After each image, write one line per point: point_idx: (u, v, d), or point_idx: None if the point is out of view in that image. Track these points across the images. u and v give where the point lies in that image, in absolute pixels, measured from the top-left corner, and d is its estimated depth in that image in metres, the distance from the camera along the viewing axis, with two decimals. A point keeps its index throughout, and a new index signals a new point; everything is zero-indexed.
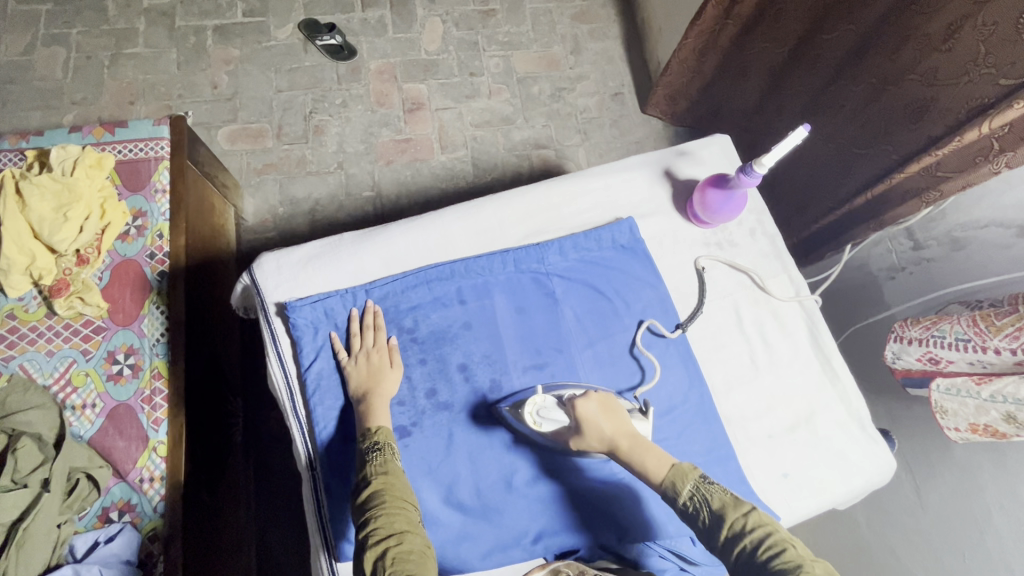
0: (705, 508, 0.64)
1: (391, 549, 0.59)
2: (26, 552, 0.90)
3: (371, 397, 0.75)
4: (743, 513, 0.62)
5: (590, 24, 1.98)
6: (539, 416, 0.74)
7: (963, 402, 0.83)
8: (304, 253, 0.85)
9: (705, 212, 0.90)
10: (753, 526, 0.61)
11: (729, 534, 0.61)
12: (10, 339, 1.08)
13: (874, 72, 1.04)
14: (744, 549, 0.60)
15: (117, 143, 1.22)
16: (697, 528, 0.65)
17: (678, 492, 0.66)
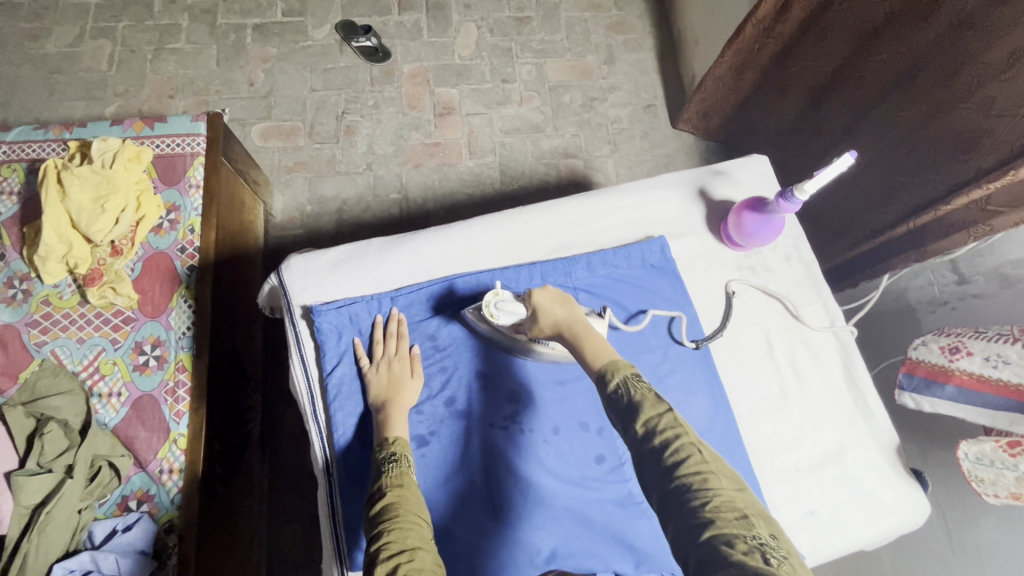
0: (626, 398, 0.60)
1: (403, 565, 0.56)
2: (47, 535, 0.92)
3: (390, 406, 0.75)
4: (658, 412, 0.58)
5: (625, 35, 1.96)
6: (496, 306, 0.78)
7: (1001, 474, 0.75)
8: (332, 257, 0.85)
9: (740, 235, 0.87)
10: (665, 427, 0.57)
11: (645, 430, 0.57)
12: (43, 324, 1.10)
13: (926, 96, 1.00)
14: (654, 450, 0.56)
15: (155, 137, 1.25)
16: (615, 414, 0.61)
17: (608, 379, 0.63)
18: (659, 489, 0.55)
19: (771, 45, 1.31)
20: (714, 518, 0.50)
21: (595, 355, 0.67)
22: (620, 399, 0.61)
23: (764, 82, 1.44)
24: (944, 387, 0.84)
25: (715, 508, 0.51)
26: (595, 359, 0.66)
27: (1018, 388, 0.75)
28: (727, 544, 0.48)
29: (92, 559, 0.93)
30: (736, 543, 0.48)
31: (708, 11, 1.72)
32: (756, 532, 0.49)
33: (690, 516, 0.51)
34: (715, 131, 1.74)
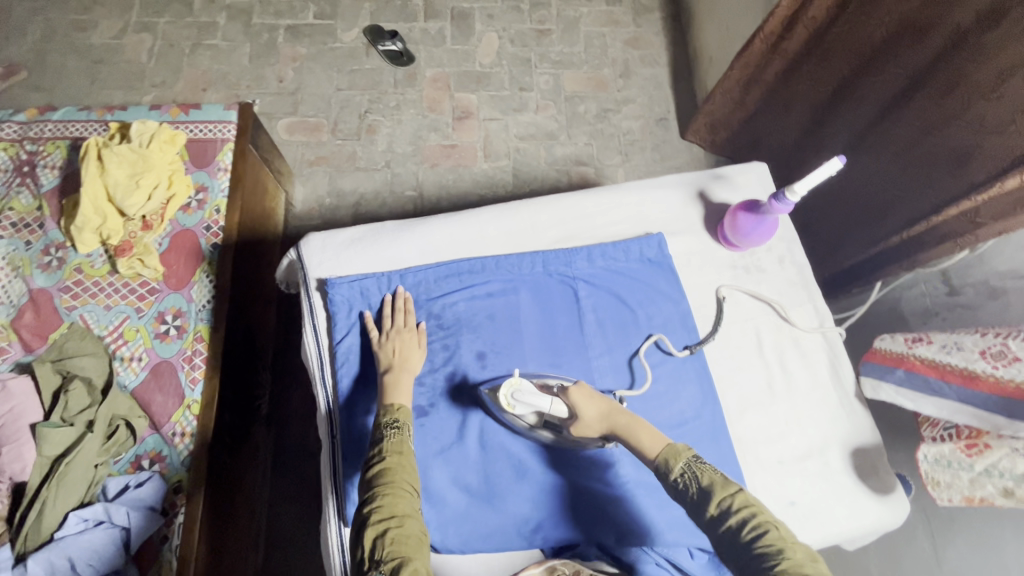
0: (695, 485, 0.66)
1: (391, 530, 0.63)
2: (65, 484, 0.98)
3: (393, 373, 0.79)
4: (730, 492, 0.64)
5: (641, 50, 2.03)
6: (513, 398, 0.77)
7: (956, 476, 0.77)
8: (349, 236, 0.91)
9: (735, 235, 0.91)
10: (739, 507, 0.63)
11: (718, 511, 0.64)
12: (74, 290, 1.17)
13: (915, 116, 1.06)
14: (730, 530, 0.62)
15: (190, 123, 1.33)
16: (684, 502, 0.67)
17: (670, 467, 0.68)
18: (737, 561, 0.62)
19: (780, 61, 1.38)
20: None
21: (652, 443, 0.72)
22: (686, 486, 0.67)
23: (770, 100, 1.50)
24: (895, 371, 0.86)
25: (787, 572, 0.57)
26: (650, 450, 0.71)
27: (965, 372, 0.76)
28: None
29: (105, 510, 0.98)
30: None
31: (722, 31, 1.79)
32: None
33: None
34: (723, 146, 1.79)
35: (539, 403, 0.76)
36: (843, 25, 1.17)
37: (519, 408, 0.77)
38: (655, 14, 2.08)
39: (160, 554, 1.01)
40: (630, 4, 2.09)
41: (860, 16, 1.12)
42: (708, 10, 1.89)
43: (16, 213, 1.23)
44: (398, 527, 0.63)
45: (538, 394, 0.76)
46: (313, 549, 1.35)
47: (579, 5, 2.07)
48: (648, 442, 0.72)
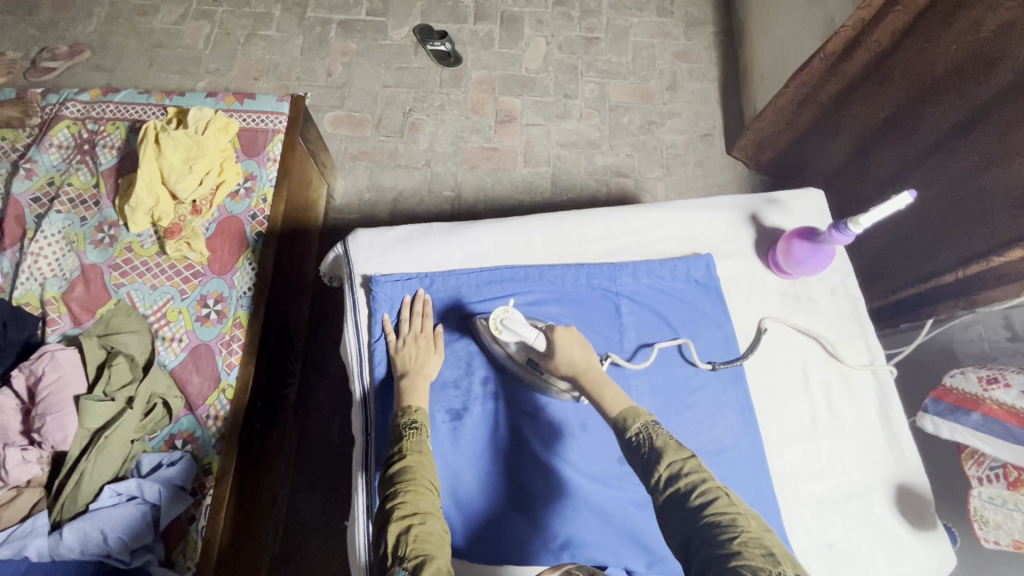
0: (647, 444, 0.65)
1: (414, 526, 0.61)
2: (103, 457, 1.01)
3: (416, 376, 0.79)
4: (683, 456, 0.63)
5: (690, 64, 2.00)
6: (502, 323, 0.79)
7: (1009, 516, 0.81)
8: (396, 235, 0.92)
9: (788, 262, 0.89)
10: (689, 471, 0.61)
11: (668, 472, 0.62)
12: (123, 268, 1.20)
13: (975, 151, 1.02)
14: (678, 493, 0.60)
15: (244, 112, 1.36)
16: (638, 462, 0.65)
17: (628, 425, 0.68)
18: (685, 529, 0.58)
19: (836, 82, 1.35)
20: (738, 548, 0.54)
21: (614, 402, 0.72)
22: (640, 444, 0.65)
23: (823, 122, 1.46)
24: (970, 414, 0.85)
25: (743, 542, 0.54)
26: (613, 407, 0.71)
27: None
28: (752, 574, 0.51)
29: (137, 486, 1.00)
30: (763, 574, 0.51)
31: (775, 49, 1.75)
32: (781, 567, 0.52)
33: (716, 550, 0.54)
34: (768, 165, 1.75)
35: (525, 333, 0.78)
36: (907, 50, 1.14)
37: (505, 334, 0.79)
38: (706, 28, 2.05)
39: (186, 534, 1.02)
40: (682, 17, 2.06)
41: (926, 42, 1.09)
42: (762, 26, 1.85)
43: (74, 189, 1.27)
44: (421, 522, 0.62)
45: (524, 325, 0.78)
46: (329, 541, 1.36)
47: (629, 15, 2.05)
48: (611, 401, 0.72)
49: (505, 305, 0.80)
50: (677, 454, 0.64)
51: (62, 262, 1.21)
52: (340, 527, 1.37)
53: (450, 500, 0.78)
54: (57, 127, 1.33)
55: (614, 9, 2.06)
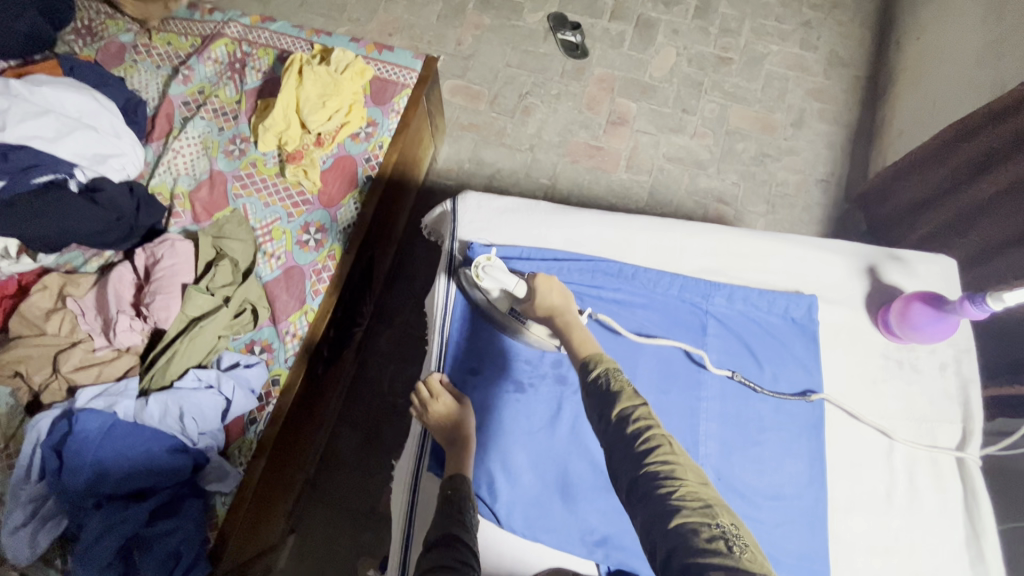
0: (606, 387, 0.65)
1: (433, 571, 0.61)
2: (193, 344, 1.11)
3: (457, 448, 0.79)
4: (635, 402, 0.62)
5: (823, 104, 1.90)
6: (484, 271, 0.83)
7: None
8: (503, 205, 0.95)
9: (901, 324, 0.83)
10: (639, 417, 0.62)
11: (618, 418, 0.62)
12: (245, 181, 1.30)
13: None
14: (628, 439, 0.60)
15: (380, 62, 1.43)
16: (592, 403, 0.66)
17: (590, 368, 0.68)
18: (630, 476, 0.59)
19: (987, 140, 1.21)
20: (687, 513, 0.54)
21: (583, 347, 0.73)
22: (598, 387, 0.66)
23: (949, 187, 1.34)
24: None
25: (683, 497, 0.55)
26: (581, 350, 0.72)
27: None
28: (694, 531, 0.53)
29: (217, 378, 1.10)
30: (701, 530, 0.53)
31: (923, 106, 1.62)
32: (718, 520, 0.54)
33: (661, 506, 0.55)
34: (880, 224, 1.64)
35: (505, 280, 0.82)
36: None
37: (487, 282, 0.84)
38: (849, 70, 1.94)
39: (245, 433, 1.12)
40: (826, 53, 1.96)
41: None
42: (913, 80, 1.73)
43: (219, 101, 1.39)
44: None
45: (506, 273, 0.82)
46: (360, 478, 1.42)
47: (769, 42, 1.97)
48: (578, 346, 0.73)
49: (490, 253, 0.84)
50: (630, 402, 0.64)
51: (195, 163, 1.33)
52: (373, 469, 1.43)
53: (498, 472, 0.80)
54: (216, 43, 1.45)
55: (755, 32, 1.98)
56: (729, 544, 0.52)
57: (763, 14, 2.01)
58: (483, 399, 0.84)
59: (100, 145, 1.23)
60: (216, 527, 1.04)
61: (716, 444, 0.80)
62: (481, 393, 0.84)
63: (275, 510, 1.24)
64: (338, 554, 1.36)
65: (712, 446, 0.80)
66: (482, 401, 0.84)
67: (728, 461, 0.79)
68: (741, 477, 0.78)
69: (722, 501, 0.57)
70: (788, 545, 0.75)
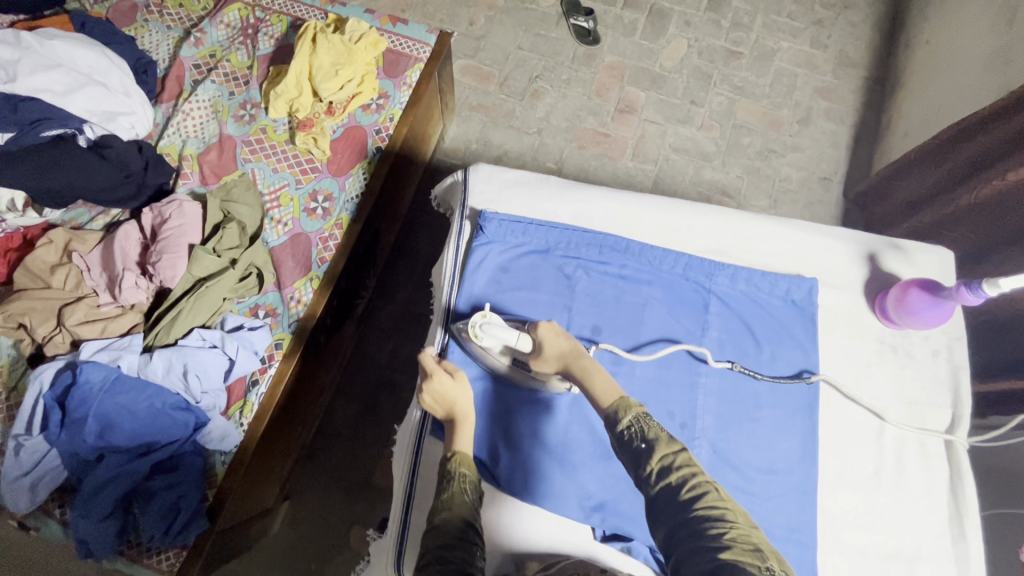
0: (640, 435, 0.68)
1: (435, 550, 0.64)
2: (197, 304, 1.11)
3: (454, 421, 0.79)
4: (674, 450, 0.66)
5: (830, 102, 1.91)
6: (481, 329, 0.81)
7: None
8: (514, 177, 0.96)
9: (898, 310, 0.85)
10: (680, 465, 0.65)
11: (658, 466, 0.65)
12: (254, 146, 1.30)
13: None
14: (669, 485, 0.64)
15: (394, 35, 1.42)
16: (628, 455, 0.68)
17: (619, 418, 0.71)
18: (676, 522, 0.61)
19: (984, 140, 1.22)
20: (735, 552, 0.56)
21: (603, 392, 0.74)
22: (629, 437, 0.69)
23: (945, 186, 1.36)
24: None
25: (732, 537, 0.58)
26: (603, 400, 0.73)
27: None
28: (745, 567, 0.55)
29: (221, 339, 1.11)
30: (753, 568, 0.55)
31: (928, 108, 1.64)
32: (768, 561, 0.56)
33: (708, 544, 0.58)
34: (878, 222, 1.66)
35: (506, 337, 0.80)
36: None
37: (486, 340, 0.81)
38: (857, 70, 1.95)
39: (246, 396, 1.12)
40: (835, 52, 1.97)
41: None
42: (920, 82, 1.74)
43: (230, 65, 1.38)
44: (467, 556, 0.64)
45: (505, 328, 0.80)
46: (357, 449, 1.44)
47: (780, 38, 1.98)
48: (600, 392, 0.74)
49: (485, 309, 0.82)
50: (667, 449, 0.67)
51: (204, 126, 1.32)
52: (370, 439, 1.44)
53: (500, 439, 0.82)
54: (230, 7, 1.44)
55: (766, 28, 1.99)
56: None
57: (776, 10, 2.02)
58: (483, 383, 0.85)
59: (111, 103, 1.23)
60: (214, 485, 1.05)
61: (713, 417, 0.82)
62: (482, 378, 0.85)
63: (272, 474, 1.25)
64: (332, 524, 1.38)
65: (709, 418, 0.82)
66: (482, 387, 0.84)
67: (724, 434, 0.81)
68: (735, 450, 0.81)
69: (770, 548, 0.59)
70: (778, 516, 0.77)
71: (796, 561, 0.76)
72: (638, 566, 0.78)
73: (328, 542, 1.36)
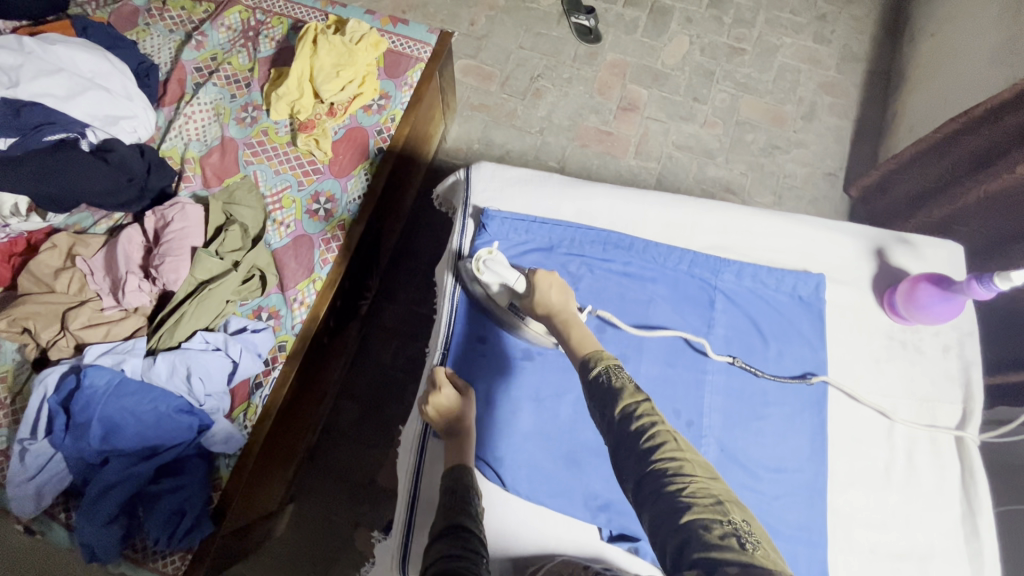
0: (608, 382, 0.66)
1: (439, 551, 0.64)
2: (200, 307, 1.11)
3: (456, 437, 0.79)
4: (637, 399, 0.63)
5: (834, 98, 1.89)
6: (485, 264, 0.82)
7: None
8: (516, 174, 0.95)
9: (907, 304, 0.84)
10: (642, 413, 0.62)
11: (622, 415, 0.62)
12: (256, 148, 1.30)
13: None
14: (631, 433, 0.61)
15: (395, 35, 1.42)
16: (597, 401, 0.66)
17: (591, 367, 0.69)
18: (637, 473, 0.59)
19: (989, 133, 1.21)
20: (697, 511, 0.54)
21: (581, 343, 0.74)
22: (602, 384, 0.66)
23: (951, 179, 1.35)
24: None
25: (693, 493, 0.55)
26: (580, 348, 0.72)
27: None
28: (705, 527, 0.52)
29: (224, 341, 1.10)
30: (713, 527, 0.52)
31: (933, 102, 1.63)
32: (731, 516, 0.54)
33: (671, 501, 0.55)
34: (884, 216, 1.64)
35: (506, 275, 0.81)
36: None
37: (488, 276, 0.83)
38: (862, 65, 1.93)
39: (249, 398, 1.12)
40: (840, 47, 1.95)
41: None
42: (925, 76, 1.73)
43: (232, 68, 1.38)
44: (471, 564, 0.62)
45: (507, 268, 0.82)
46: (362, 451, 1.43)
47: (783, 34, 1.97)
48: (579, 344, 0.74)
49: (491, 246, 0.84)
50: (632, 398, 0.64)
51: (206, 129, 1.32)
52: (375, 441, 1.44)
53: (504, 439, 0.81)
54: (231, 10, 1.45)
55: (769, 24, 1.98)
56: (741, 540, 0.52)
57: (778, 6, 2.00)
58: (488, 389, 0.84)
59: (112, 106, 1.23)
60: (218, 488, 1.04)
61: (720, 415, 0.81)
62: (487, 385, 0.84)
63: (276, 476, 1.25)
64: (337, 526, 1.37)
65: (716, 417, 0.81)
66: (488, 395, 0.83)
67: (732, 433, 0.80)
68: (743, 449, 0.79)
69: (734, 499, 0.57)
70: (787, 515, 0.76)
71: (806, 561, 0.74)
72: (646, 567, 0.77)
73: (333, 545, 1.36)
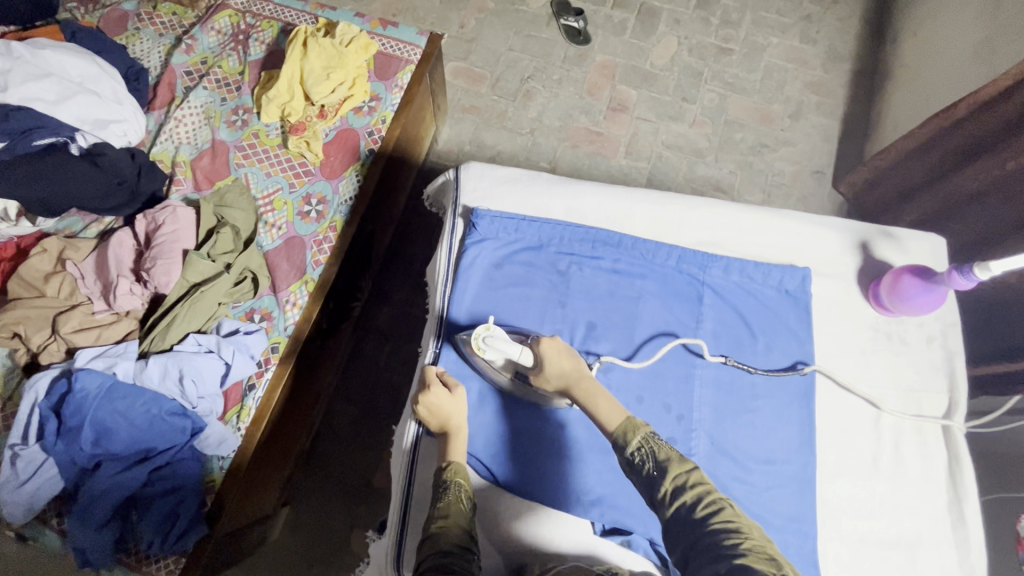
0: (651, 456, 0.69)
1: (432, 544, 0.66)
2: (192, 310, 1.11)
3: (449, 433, 0.79)
4: (686, 469, 0.66)
5: (820, 97, 1.92)
6: (486, 343, 0.79)
7: None
8: (505, 174, 0.96)
9: (891, 296, 0.86)
10: (693, 483, 0.66)
11: (672, 487, 0.66)
12: (247, 151, 1.31)
13: None
14: (685, 505, 0.64)
15: (385, 38, 1.43)
16: (643, 477, 0.69)
17: (628, 441, 0.71)
18: (692, 539, 0.62)
19: (973, 130, 1.24)
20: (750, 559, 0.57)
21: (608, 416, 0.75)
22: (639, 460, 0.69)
23: (939, 173, 1.37)
24: None
25: (747, 547, 0.58)
26: (610, 422, 0.74)
27: None
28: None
29: (217, 344, 1.10)
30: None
31: (917, 99, 1.65)
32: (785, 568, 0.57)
33: (726, 555, 0.58)
34: (872, 212, 1.66)
35: (509, 350, 0.78)
36: None
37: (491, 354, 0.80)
38: (847, 64, 1.96)
39: (243, 400, 1.12)
40: (825, 47, 1.98)
41: None
42: (909, 74, 1.76)
43: (222, 72, 1.38)
44: (461, 560, 0.64)
45: (509, 342, 0.79)
46: (357, 452, 1.43)
47: (770, 34, 1.99)
48: (606, 412, 0.75)
49: (489, 322, 0.81)
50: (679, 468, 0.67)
51: (197, 132, 1.33)
52: (369, 442, 1.44)
53: (497, 437, 0.82)
54: (220, 14, 1.45)
55: (755, 24, 2.00)
56: None
57: (764, 7, 2.03)
58: (480, 390, 0.84)
59: (102, 110, 1.23)
60: (212, 491, 1.05)
61: (709, 408, 0.82)
62: (480, 386, 0.85)
63: (271, 479, 1.24)
64: (333, 528, 1.37)
65: (706, 410, 0.82)
66: (479, 395, 0.84)
67: (721, 425, 0.81)
68: (732, 440, 0.81)
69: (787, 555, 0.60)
70: (776, 505, 0.77)
71: (796, 551, 0.75)
72: (638, 560, 0.78)
73: (329, 547, 1.36)
